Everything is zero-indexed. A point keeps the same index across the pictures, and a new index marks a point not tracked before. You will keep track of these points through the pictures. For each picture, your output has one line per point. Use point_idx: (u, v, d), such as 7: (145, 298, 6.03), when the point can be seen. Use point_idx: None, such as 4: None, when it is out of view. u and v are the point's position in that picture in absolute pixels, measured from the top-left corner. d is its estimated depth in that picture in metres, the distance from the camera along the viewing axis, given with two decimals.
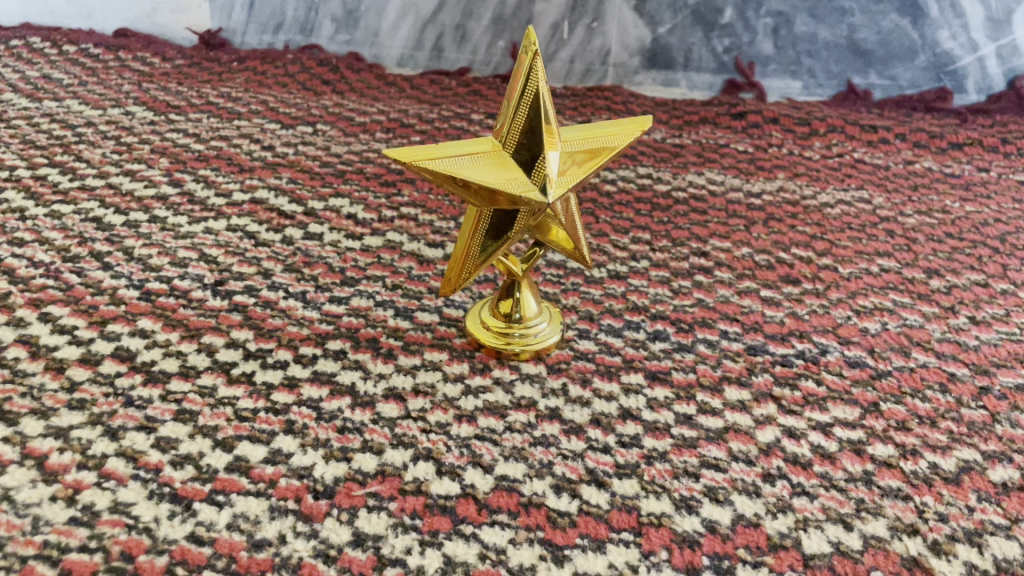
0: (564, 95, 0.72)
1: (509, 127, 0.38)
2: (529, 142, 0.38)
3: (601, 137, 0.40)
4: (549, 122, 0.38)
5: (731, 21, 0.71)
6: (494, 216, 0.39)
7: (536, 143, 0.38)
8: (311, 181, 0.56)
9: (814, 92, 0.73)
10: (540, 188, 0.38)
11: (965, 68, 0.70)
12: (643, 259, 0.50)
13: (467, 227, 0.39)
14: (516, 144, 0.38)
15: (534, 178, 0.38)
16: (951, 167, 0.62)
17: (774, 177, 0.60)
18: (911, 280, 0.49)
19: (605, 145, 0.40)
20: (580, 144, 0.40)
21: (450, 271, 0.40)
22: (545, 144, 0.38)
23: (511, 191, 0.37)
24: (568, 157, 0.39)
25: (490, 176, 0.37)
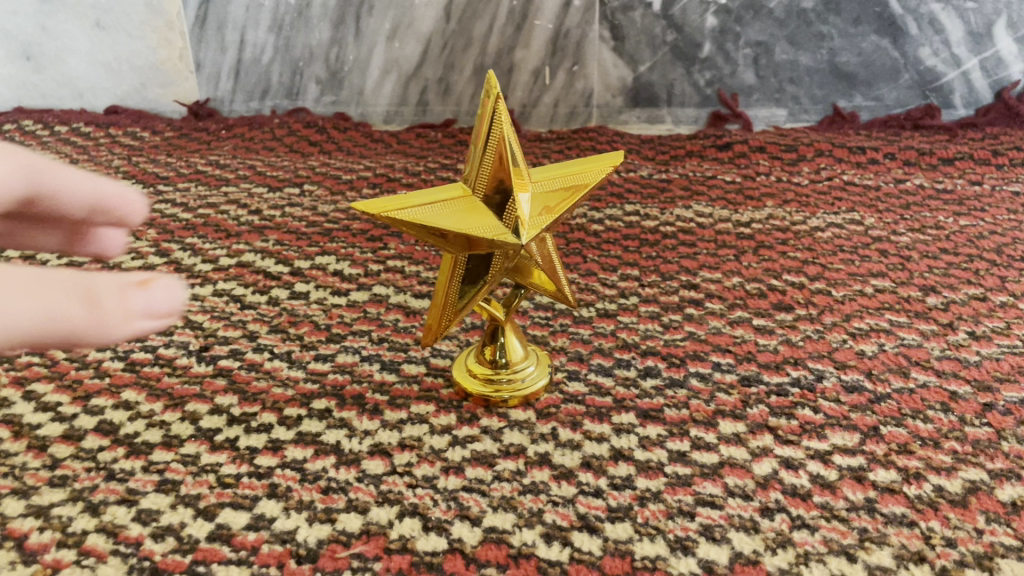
0: (550, 139, 0.72)
1: (478, 174, 0.37)
2: (499, 185, 0.37)
3: (570, 173, 0.40)
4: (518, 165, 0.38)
5: (711, 54, 0.72)
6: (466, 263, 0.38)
7: (505, 185, 0.37)
8: (297, 241, 0.56)
9: (800, 118, 0.73)
10: (513, 232, 0.38)
11: (950, 83, 0.70)
12: (632, 295, 0.50)
13: (442, 280, 0.39)
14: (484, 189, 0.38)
15: (506, 221, 0.38)
16: (943, 183, 0.61)
17: (762, 205, 0.60)
18: (907, 299, 0.48)
19: (574, 181, 0.40)
20: (549, 184, 0.39)
21: (430, 319, 0.40)
22: (515, 187, 0.38)
23: (485, 236, 0.37)
24: (539, 200, 0.39)
25: (460, 222, 0.37)
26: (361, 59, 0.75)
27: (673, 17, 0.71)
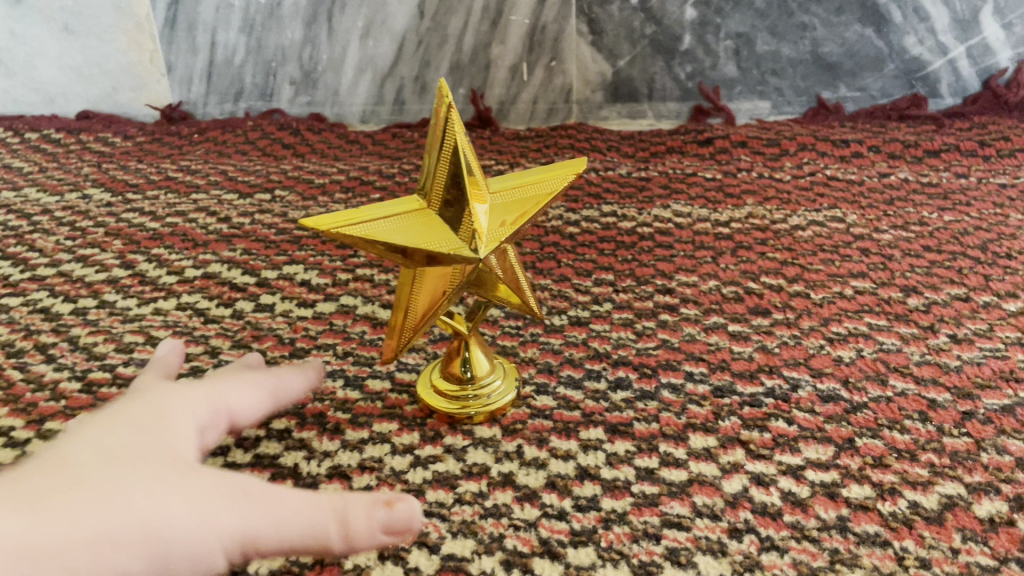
0: (528, 137, 0.71)
1: (431, 187, 0.37)
2: (454, 197, 0.36)
3: (531, 184, 0.39)
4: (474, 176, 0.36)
5: (691, 47, 0.70)
6: (424, 277, 0.37)
7: (461, 197, 0.36)
8: (265, 250, 0.55)
9: (784, 111, 0.72)
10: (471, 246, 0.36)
11: (937, 72, 0.69)
12: (605, 302, 0.49)
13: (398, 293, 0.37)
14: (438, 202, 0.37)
15: (462, 234, 0.36)
16: (928, 177, 0.60)
17: (742, 203, 0.58)
18: (888, 301, 0.47)
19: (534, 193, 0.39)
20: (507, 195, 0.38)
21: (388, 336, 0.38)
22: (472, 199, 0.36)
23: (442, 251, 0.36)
24: (498, 212, 0.38)
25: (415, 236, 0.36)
26: (334, 58, 0.73)
27: (651, 10, 0.69)
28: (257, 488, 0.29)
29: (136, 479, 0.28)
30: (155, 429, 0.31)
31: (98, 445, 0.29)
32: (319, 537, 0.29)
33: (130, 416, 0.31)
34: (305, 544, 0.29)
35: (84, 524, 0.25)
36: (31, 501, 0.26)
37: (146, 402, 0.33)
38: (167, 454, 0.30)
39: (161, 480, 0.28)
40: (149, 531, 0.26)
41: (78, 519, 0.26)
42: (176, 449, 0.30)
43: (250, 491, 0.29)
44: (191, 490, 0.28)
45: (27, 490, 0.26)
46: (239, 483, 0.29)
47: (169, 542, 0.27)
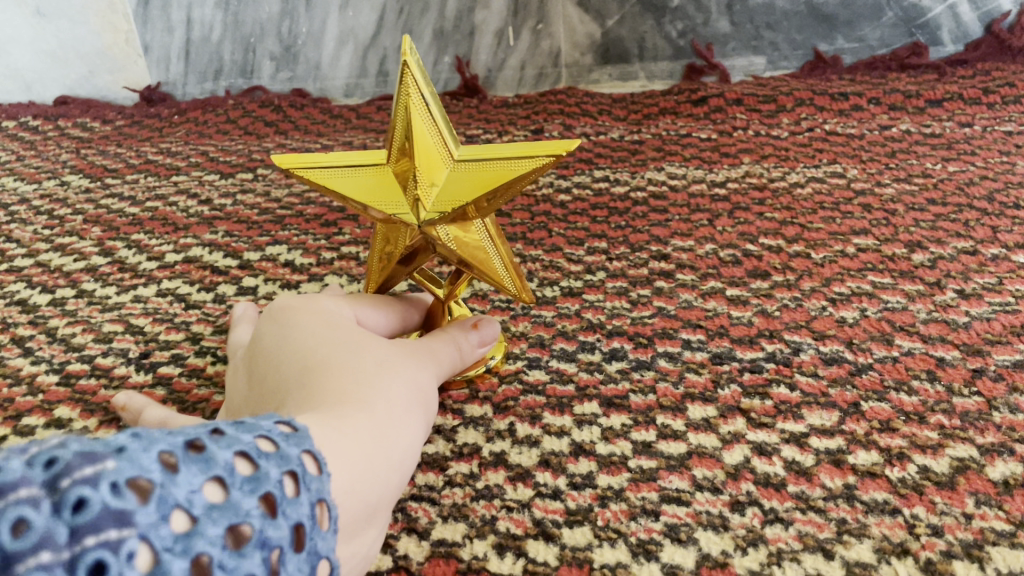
0: (517, 104, 0.69)
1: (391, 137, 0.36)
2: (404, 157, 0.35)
3: (512, 159, 0.34)
4: (424, 140, 0.35)
5: (681, 3, 0.68)
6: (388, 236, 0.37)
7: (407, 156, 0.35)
8: (247, 231, 0.54)
9: (780, 66, 0.70)
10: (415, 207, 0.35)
11: (937, 18, 0.66)
12: (598, 270, 0.47)
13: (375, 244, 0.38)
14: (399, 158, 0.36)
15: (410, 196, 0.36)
16: (931, 127, 0.58)
17: (739, 162, 0.56)
18: (892, 257, 0.45)
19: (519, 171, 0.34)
20: (481, 168, 0.34)
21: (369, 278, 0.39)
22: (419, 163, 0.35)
23: (384, 211, 0.36)
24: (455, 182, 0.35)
25: (362, 191, 0.36)
26: (315, 31, 0.71)
27: None
28: (421, 344, 0.35)
29: (374, 364, 0.31)
30: (334, 322, 0.34)
31: (312, 349, 0.32)
32: (465, 361, 0.37)
33: (298, 321, 0.34)
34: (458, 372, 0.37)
35: (385, 405, 0.30)
36: (340, 405, 0.29)
37: (301, 306, 0.35)
38: (358, 335, 0.33)
39: (393, 353, 0.33)
40: (412, 396, 0.32)
41: (368, 406, 0.29)
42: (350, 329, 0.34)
43: (420, 346, 0.35)
44: (407, 350, 0.34)
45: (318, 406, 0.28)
46: (411, 344, 0.35)
47: (422, 397, 0.32)
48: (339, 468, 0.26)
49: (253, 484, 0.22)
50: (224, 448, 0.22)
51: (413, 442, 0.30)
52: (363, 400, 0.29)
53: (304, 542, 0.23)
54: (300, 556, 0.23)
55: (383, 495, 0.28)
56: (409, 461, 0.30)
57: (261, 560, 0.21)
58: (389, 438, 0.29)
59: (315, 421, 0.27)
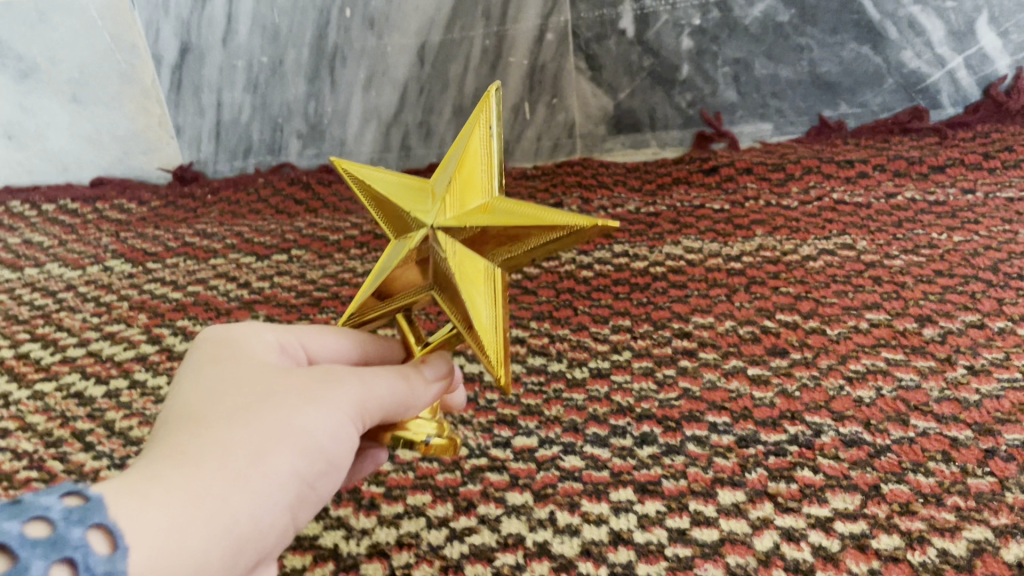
0: (535, 176, 0.72)
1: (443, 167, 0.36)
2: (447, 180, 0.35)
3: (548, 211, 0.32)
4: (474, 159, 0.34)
5: (689, 76, 0.71)
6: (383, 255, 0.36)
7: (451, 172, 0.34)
8: (287, 315, 0.57)
9: (786, 131, 0.73)
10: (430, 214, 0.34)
11: (937, 84, 0.69)
12: (624, 350, 0.49)
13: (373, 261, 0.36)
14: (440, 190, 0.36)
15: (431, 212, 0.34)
16: (935, 195, 0.60)
17: (752, 235, 0.59)
18: (903, 332, 0.47)
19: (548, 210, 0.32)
20: (524, 209, 0.32)
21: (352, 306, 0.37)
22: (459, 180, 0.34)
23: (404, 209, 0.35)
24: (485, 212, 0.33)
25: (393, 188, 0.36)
26: (340, 109, 0.74)
27: (648, 43, 0.70)
28: (335, 372, 0.33)
29: (231, 412, 0.30)
30: (238, 358, 0.33)
31: (187, 397, 0.31)
32: (410, 399, 0.35)
33: (199, 360, 0.34)
34: (402, 408, 0.34)
35: (226, 459, 0.29)
36: (162, 463, 0.28)
37: (219, 336, 0.35)
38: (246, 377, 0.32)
39: (273, 390, 0.32)
40: (279, 441, 0.30)
41: (197, 462, 0.28)
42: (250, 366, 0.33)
43: (329, 374, 0.33)
44: (301, 384, 0.32)
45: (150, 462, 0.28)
46: (312, 373, 0.33)
47: (299, 441, 0.31)
48: (134, 537, 0.25)
49: None
50: None
51: (258, 500, 0.29)
52: (198, 456, 0.29)
53: None
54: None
55: (205, 554, 0.27)
56: (247, 518, 0.29)
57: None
58: (214, 498, 0.28)
59: (118, 483, 0.27)
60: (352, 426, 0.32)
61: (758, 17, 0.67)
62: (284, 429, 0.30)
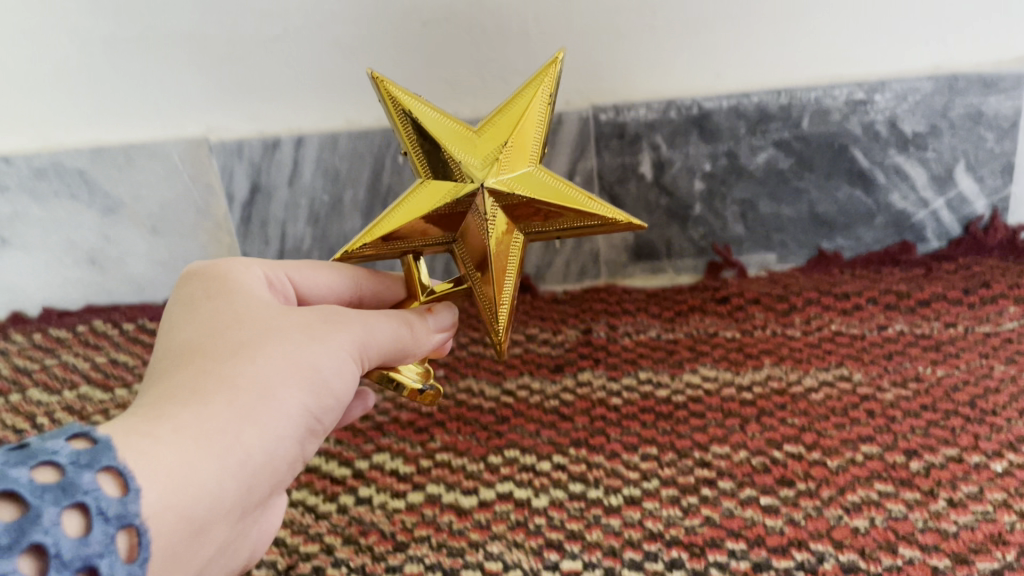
0: (565, 300, 0.81)
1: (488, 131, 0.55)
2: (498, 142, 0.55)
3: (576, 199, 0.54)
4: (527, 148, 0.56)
5: (702, 213, 0.80)
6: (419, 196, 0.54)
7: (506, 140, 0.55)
8: (354, 438, 0.65)
9: (789, 260, 0.82)
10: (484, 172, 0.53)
11: (922, 221, 0.78)
12: (653, 478, 0.57)
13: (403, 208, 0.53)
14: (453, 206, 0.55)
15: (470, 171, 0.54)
16: (921, 328, 0.69)
17: (761, 365, 0.67)
18: (893, 465, 0.55)
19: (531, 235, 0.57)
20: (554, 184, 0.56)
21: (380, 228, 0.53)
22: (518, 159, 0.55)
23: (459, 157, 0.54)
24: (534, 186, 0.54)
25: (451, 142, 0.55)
26: None
27: (665, 185, 0.79)
28: (324, 318, 0.50)
29: (243, 353, 0.47)
30: (244, 306, 0.50)
31: (206, 339, 0.48)
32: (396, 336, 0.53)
33: (211, 307, 0.50)
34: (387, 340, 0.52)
35: (224, 405, 0.44)
36: (193, 396, 0.44)
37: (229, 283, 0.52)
38: (235, 333, 0.48)
39: (272, 337, 0.48)
40: (285, 374, 0.47)
41: (220, 396, 0.44)
42: (242, 317, 0.49)
43: (321, 318, 0.50)
44: (299, 330, 0.49)
45: (166, 411, 0.43)
46: (305, 320, 0.50)
47: (304, 372, 0.48)
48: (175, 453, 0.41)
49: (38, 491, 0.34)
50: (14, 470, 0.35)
51: (266, 420, 0.45)
52: (208, 404, 0.44)
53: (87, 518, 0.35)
54: (108, 545, 0.35)
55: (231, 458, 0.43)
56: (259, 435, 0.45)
57: (79, 559, 0.34)
58: (223, 434, 0.43)
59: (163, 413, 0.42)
60: (345, 356, 0.50)
61: (761, 164, 0.77)
62: (288, 364, 0.47)
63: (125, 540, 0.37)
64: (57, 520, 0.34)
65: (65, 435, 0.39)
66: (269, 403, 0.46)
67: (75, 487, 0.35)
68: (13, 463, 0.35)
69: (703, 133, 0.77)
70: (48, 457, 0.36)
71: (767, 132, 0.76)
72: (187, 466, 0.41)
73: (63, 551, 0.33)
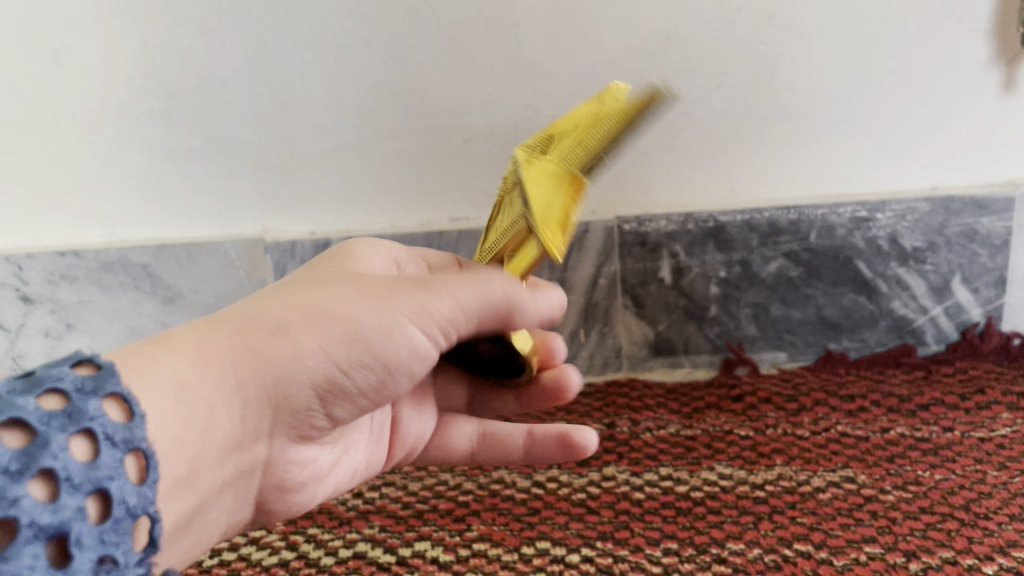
0: (591, 394, 0.88)
1: None
2: None
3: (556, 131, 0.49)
4: None
5: (717, 314, 0.87)
6: None
7: None
8: (397, 526, 0.71)
9: (798, 358, 0.88)
10: None
11: (922, 326, 0.84)
12: (674, 572, 0.62)
13: None
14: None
15: None
16: (920, 431, 0.74)
17: (773, 463, 0.73)
18: (894, 565, 0.60)
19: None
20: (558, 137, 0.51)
21: None
22: None
23: None
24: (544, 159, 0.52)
25: None
26: None
27: (683, 288, 0.86)
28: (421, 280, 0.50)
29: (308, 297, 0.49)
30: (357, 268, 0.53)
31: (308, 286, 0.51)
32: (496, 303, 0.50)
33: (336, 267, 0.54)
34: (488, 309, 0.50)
35: (232, 342, 0.47)
36: (240, 327, 0.48)
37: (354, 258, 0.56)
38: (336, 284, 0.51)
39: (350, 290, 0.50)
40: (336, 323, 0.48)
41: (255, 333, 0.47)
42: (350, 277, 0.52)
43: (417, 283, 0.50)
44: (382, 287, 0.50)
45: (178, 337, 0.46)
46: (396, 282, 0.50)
47: (356, 324, 0.48)
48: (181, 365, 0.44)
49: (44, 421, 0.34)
50: (20, 397, 0.35)
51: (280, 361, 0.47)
52: (219, 340, 0.47)
53: (93, 443, 0.36)
54: (117, 468, 0.36)
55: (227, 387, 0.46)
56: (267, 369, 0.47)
57: (90, 482, 0.34)
58: (221, 372, 0.46)
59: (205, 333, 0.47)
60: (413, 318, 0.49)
61: (772, 272, 0.84)
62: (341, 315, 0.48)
63: (132, 461, 0.38)
64: (66, 445, 0.34)
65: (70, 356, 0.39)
66: (301, 346, 0.48)
67: (83, 411, 0.36)
68: (20, 389, 0.36)
69: (718, 244, 0.84)
70: (54, 381, 0.37)
71: (778, 243, 0.83)
72: (182, 391, 0.43)
73: (73, 475, 0.34)
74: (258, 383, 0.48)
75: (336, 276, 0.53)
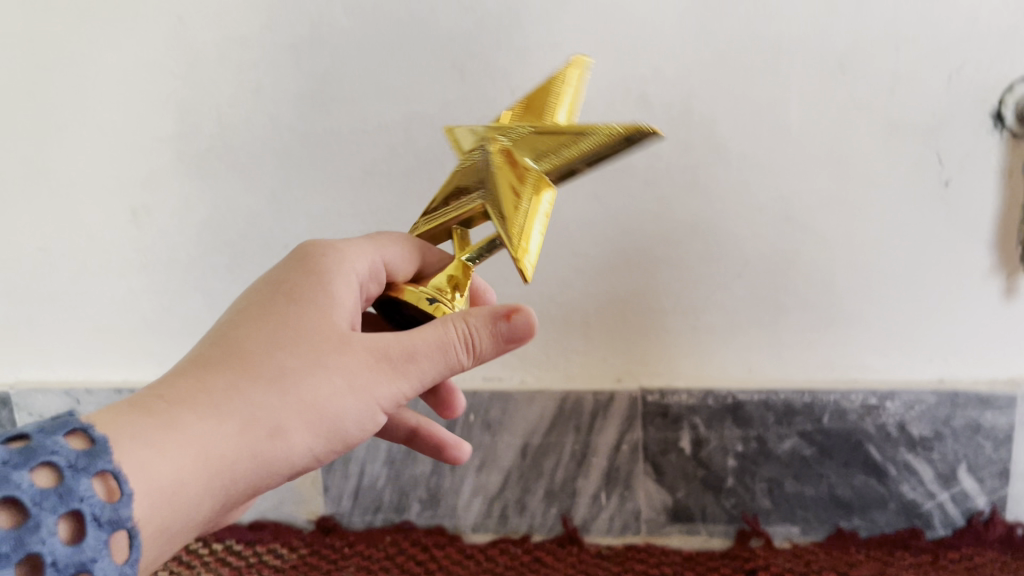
0: (609, 555, 0.92)
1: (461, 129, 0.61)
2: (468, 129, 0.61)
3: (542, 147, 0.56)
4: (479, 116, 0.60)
5: (733, 485, 0.91)
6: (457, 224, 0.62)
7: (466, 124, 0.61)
8: None
9: (810, 532, 0.91)
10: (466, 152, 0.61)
11: (929, 510, 0.88)
12: None
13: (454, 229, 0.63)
14: (514, 209, 0.55)
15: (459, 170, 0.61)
16: None
17: None
18: None
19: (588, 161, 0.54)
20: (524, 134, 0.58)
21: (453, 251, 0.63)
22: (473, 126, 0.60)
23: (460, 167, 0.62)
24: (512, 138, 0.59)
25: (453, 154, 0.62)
26: (455, 483, 0.97)
27: (702, 459, 0.91)
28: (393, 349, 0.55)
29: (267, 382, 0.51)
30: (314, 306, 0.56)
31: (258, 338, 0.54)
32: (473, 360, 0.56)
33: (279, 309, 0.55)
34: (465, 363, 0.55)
35: (153, 462, 0.46)
36: (156, 431, 0.47)
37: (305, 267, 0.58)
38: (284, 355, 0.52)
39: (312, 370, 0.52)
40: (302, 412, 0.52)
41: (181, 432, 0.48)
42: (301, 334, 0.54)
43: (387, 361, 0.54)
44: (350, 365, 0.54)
45: (182, 420, 0.48)
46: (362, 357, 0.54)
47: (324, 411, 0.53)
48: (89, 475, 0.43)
49: (38, 498, 0.39)
50: (15, 471, 0.39)
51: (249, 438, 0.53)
52: (144, 443, 0.46)
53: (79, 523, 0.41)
54: (100, 550, 0.41)
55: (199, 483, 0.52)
56: None
57: (73, 565, 0.39)
58: (154, 492, 0.46)
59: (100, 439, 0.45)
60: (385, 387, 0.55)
61: (787, 449, 0.89)
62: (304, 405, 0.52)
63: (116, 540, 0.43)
64: (53, 529, 0.39)
65: (62, 430, 0.44)
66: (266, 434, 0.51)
67: (71, 493, 0.40)
68: (16, 462, 0.40)
69: (736, 420, 0.89)
70: (49, 455, 0.41)
71: (792, 423, 0.88)
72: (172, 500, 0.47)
73: (58, 560, 0.39)
74: (190, 475, 0.48)
75: (291, 328, 0.54)
